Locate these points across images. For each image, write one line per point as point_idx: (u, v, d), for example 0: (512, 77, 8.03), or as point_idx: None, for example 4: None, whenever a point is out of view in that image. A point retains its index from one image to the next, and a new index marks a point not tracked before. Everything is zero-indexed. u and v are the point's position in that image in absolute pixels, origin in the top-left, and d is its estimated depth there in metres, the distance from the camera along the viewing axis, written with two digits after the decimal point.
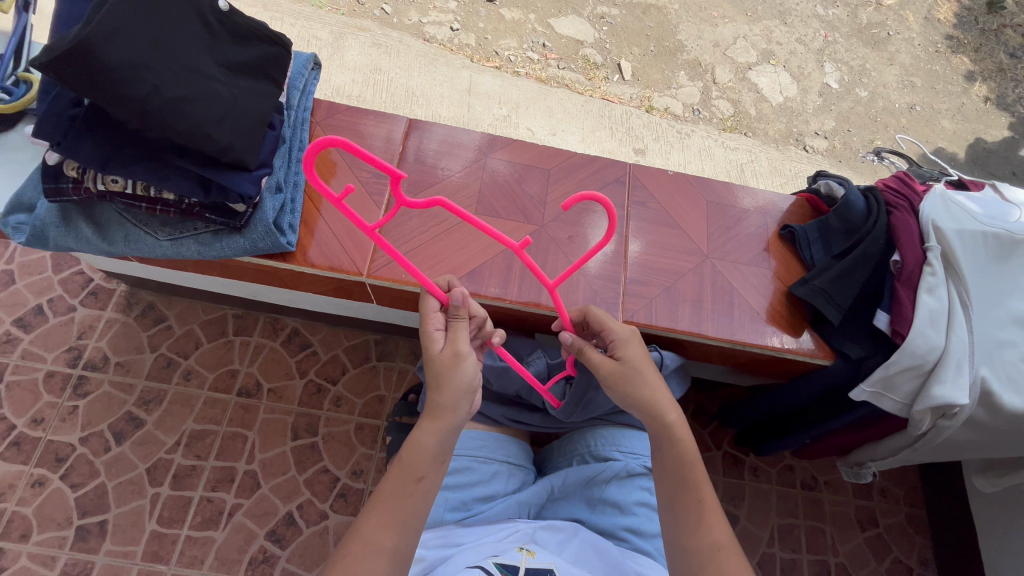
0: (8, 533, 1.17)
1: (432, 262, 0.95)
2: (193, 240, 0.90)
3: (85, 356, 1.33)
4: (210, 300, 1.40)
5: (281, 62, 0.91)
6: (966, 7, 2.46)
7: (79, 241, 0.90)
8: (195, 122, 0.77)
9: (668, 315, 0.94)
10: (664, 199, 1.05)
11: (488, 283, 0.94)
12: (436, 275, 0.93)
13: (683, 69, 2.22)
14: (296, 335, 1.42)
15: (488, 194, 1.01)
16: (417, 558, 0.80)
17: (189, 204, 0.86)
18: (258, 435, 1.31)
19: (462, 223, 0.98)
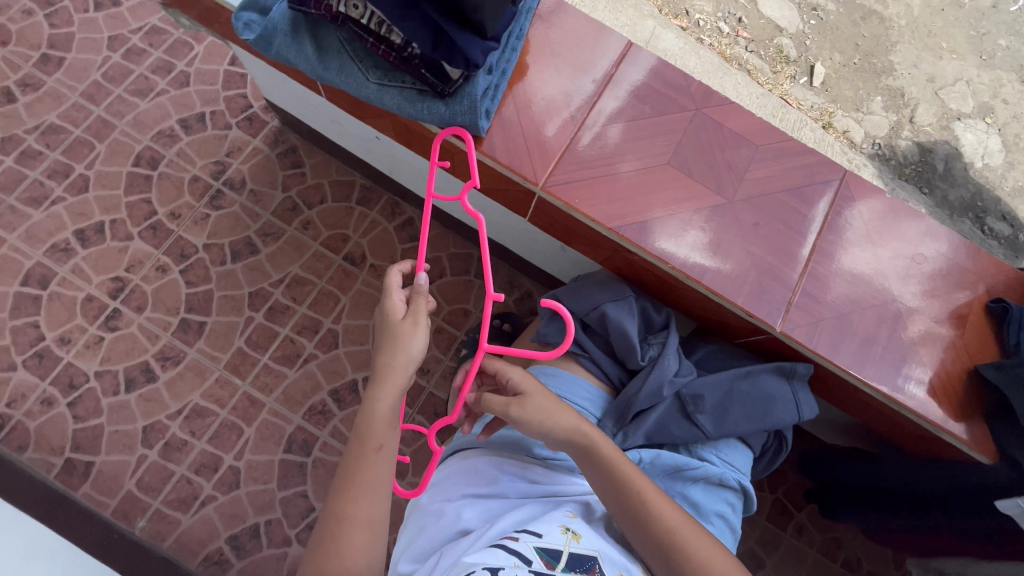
0: (127, 301, 1.30)
1: (608, 196, 0.86)
2: (398, 93, 0.88)
3: (227, 174, 1.41)
4: (347, 163, 1.43)
5: None
6: None
7: (298, 57, 0.90)
8: None
9: (830, 345, 0.85)
10: (867, 222, 0.93)
11: (658, 239, 0.85)
12: (609, 212, 0.86)
13: (882, 94, 1.95)
14: (410, 225, 1.44)
15: (686, 150, 0.91)
16: (492, 478, 0.84)
17: (410, 53, 0.83)
18: (350, 301, 1.36)
19: (649, 168, 0.90)
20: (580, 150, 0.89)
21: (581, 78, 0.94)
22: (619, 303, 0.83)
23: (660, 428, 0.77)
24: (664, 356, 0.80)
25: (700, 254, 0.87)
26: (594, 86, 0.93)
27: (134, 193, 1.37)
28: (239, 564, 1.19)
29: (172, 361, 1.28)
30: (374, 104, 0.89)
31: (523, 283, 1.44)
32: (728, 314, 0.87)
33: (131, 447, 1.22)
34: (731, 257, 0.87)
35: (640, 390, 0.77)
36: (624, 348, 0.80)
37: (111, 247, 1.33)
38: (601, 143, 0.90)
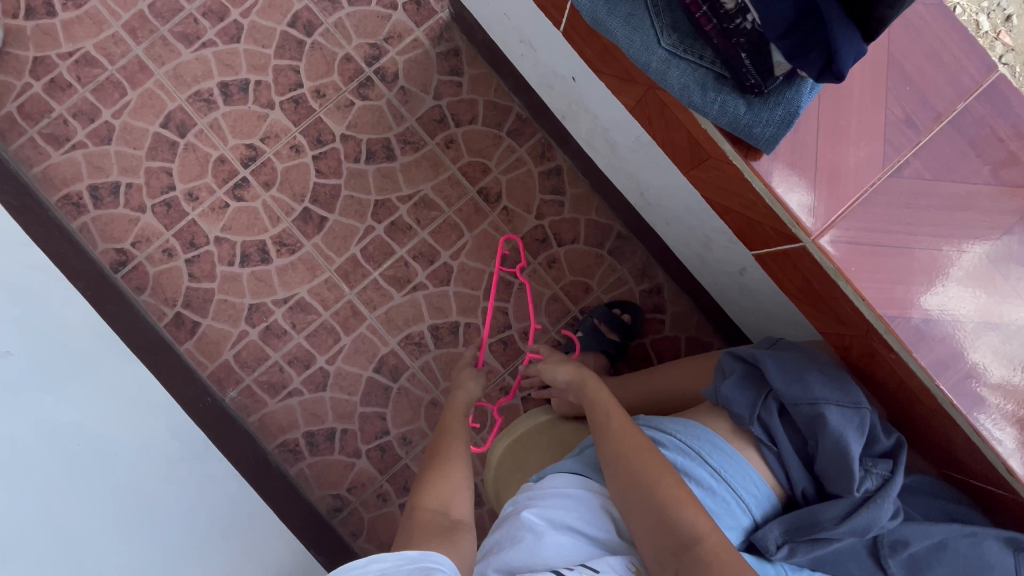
0: (256, 174, 1.24)
1: (890, 271, 0.64)
2: (689, 70, 0.61)
3: (381, 62, 1.27)
4: (511, 86, 1.26)
5: None
6: None
7: None
8: None
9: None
10: None
11: (938, 343, 0.64)
12: (880, 290, 0.64)
13: None
14: (556, 175, 1.28)
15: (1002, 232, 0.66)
16: (574, 492, 0.78)
17: (740, 23, 0.58)
18: (473, 240, 1.26)
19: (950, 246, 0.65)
20: (869, 199, 0.64)
21: (916, 93, 0.65)
22: (846, 411, 0.66)
23: (836, 555, 0.63)
24: (887, 492, 0.63)
25: (974, 377, 0.64)
26: (920, 101, 0.65)
27: (284, 57, 1.26)
28: (311, 459, 1.23)
29: (288, 248, 1.24)
30: (647, 74, 0.63)
31: (655, 275, 1.29)
32: (975, 461, 0.66)
33: (235, 320, 1.23)
34: (1021, 393, 0.64)
35: (840, 521, 0.62)
36: (842, 470, 0.64)
37: (251, 110, 1.25)
38: (909, 194, 0.65)
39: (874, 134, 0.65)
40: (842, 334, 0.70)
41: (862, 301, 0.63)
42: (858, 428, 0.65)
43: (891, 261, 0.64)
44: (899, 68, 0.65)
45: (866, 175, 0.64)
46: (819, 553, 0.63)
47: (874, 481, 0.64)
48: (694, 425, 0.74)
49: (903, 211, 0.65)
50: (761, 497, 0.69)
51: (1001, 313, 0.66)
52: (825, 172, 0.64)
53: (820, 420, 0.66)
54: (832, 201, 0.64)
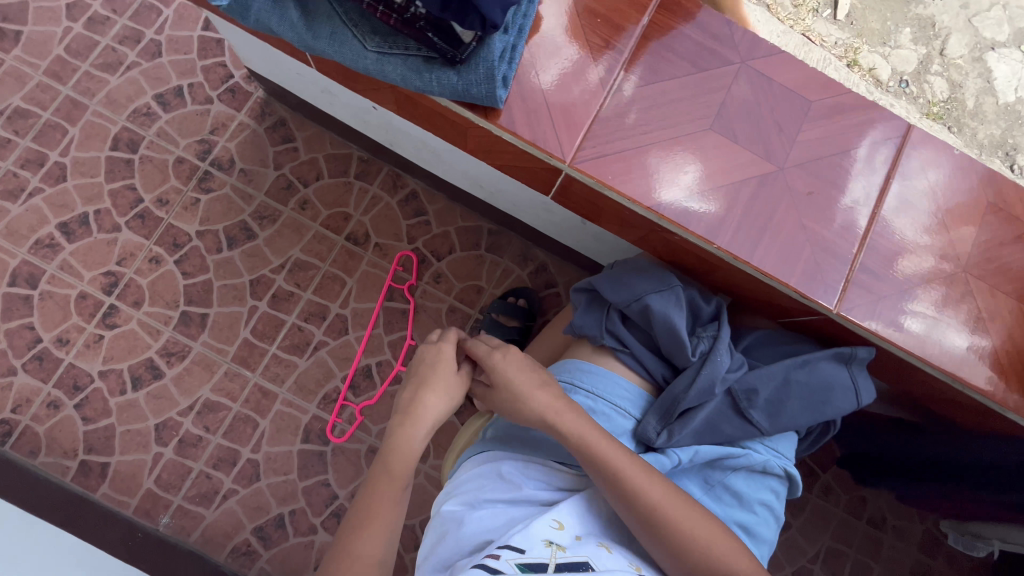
0: (123, 297, 1.23)
1: (647, 170, 0.72)
2: (402, 62, 0.69)
3: (213, 153, 1.31)
4: (342, 134, 1.33)
5: None
6: None
7: (279, 25, 0.70)
8: None
9: (909, 319, 0.72)
10: (939, 179, 0.77)
11: (704, 217, 0.72)
12: (643, 190, 0.71)
13: (910, 25, 1.94)
14: (414, 199, 1.35)
15: (730, 107, 0.75)
16: (501, 475, 0.79)
17: (415, 13, 0.65)
18: (356, 284, 1.29)
19: (690, 134, 0.73)
20: (601, 118, 0.73)
21: (611, 26, 0.76)
22: (667, 295, 0.76)
23: (706, 425, 0.72)
24: (719, 350, 0.73)
25: (745, 231, 0.72)
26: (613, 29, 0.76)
27: (116, 179, 1.27)
28: (268, 553, 1.18)
29: (177, 356, 1.23)
30: (372, 77, 0.70)
31: (536, 255, 1.36)
32: (782, 298, 0.74)
33: (146, 446, 1.19)
34: (792, 231, 0.73)
35: (692, 386, 0.72)
36: (677, 343, 0.74)
37: (98, 239, 1.25)
38: (639, 103, 0.74)
39: (587, 69, 0.74)
40: (642, 236, 0.77)
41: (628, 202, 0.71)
42: (679, 306, 0.76)
43: (643, 166, 0.72)
44: (589, 11, 0.76)
45: (597, 104, 0.73)
46: (694, 428, 0.71)
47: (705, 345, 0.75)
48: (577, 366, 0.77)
49: (636, 118, 0.74)
50: (635, 399, 0.76)
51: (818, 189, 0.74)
52: (559, 107, 0.72)
53: (648, 309, 0.75)
54: (577, 133, 0.72)
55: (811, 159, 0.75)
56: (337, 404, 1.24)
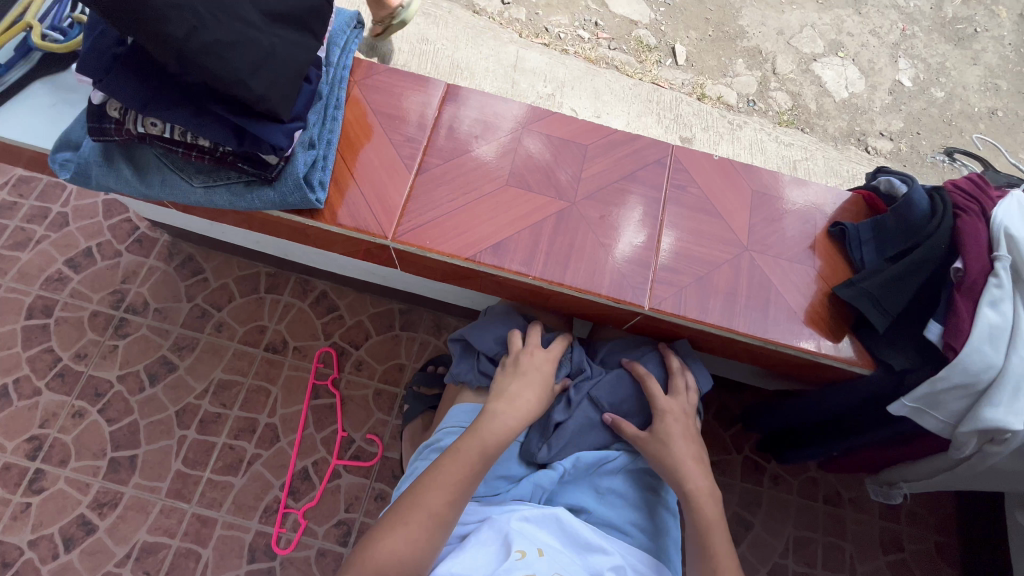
0: (48, 458, 1.24)
1: (463, 228, 0.85)
2: (226, 190, 0.81)
3: (127, 300, 1.39)
4: (245, 256, 1.44)
5: (325, 15, 0.77)
6: None
7: (119, 183, 0.82)
8: (232, 68, 0.67)
9: (709, 300, 0.85)
10: (705, 183, 0.95)
11: (515, 255, 0.85)
12: (462, 245, 0.83)
13: (742, 56, 2.23)
14: (324, 298, 1.44)
15: (520, 166, 0.92)
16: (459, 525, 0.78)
17: (223, 151, 0.77)
18: (281, 390, 1.34)
19: (492, 192, 0.89)
20: (416, 194, 0.87)
21: (412, 123, 0.92)
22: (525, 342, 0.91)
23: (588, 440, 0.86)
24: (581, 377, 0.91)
25: (555, 259, 0.86)
26: (415, 126, 0.92)
27: (34, 346, 1.33)
28: None
29: (109, 505, 1.22)
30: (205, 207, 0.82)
31: (449, 322, 1.45)
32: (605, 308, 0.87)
33: None
34: (594, 250, 0.87)
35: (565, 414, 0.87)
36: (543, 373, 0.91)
37: (19, 407, 1.28)
38: (446, 177, 0.89)
39: (396, 159, 0.89)
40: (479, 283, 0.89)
41: (449, 257, 0.83)
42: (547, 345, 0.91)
43: (459, 225, 0.86)
44: (395, 116, 0.92)
45: (411, 184, 0.87)
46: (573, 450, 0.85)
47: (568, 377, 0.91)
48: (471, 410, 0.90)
49: (442, 189, 0.88)
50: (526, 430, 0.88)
51: (608, 213, 0.90)
52: (374, 194, 0.85)
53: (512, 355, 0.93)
54: (398, 212, 0.85)
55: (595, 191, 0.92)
56: (279, 514, 1.24)
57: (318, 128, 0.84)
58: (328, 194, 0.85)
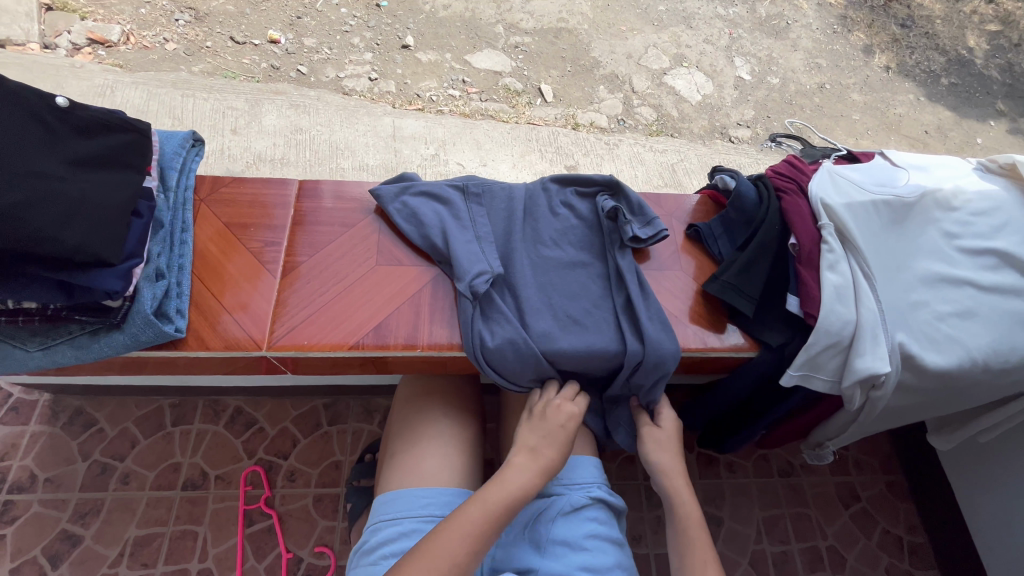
0: None
1: (341, 319, 0.86)
2: (68, 345, 0.76)
3: (10, 479, 1.22)
4: (143, 392, 1.32)
5: (143, 148, 0.80)
6: (841, 3, 2.87)
7: None
8: (37, 228, 0.65)
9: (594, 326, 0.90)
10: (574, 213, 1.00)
11: (397, 332, 0.86)
12: (345, 338, 0.84)
13: (602, 83, 2.43)
14: (240, 414, 1.34)
15: (389, 243, 0.95)
16: None
17: (54, 308, 0.73)
18: (209, 528, 1.22)
19: (367, 276, 0.90)
20: (288, 302, 0.86)
21: (274, 228, 0.93)
22: (459, 192, 0.97)
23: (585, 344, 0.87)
24: (482, 244, 0.92)
25: (440, 323, 0.88)
26: (278, 231, 0.93)
27: None
28: None
29: None
30: (48, 369, 0.77)
31: (379, 403, 1.40)
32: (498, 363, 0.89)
33: None
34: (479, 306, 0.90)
35: None
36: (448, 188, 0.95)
37: None
38: (318, 277, 0.89)
39: (258, 266, 0.89)
40: (375, 367, 0.90)
41: (333, 350, 0.83)
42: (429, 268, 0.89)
43: (337, 316, 0.86)
44: (258, 227, 0.93)
45: (284, 292, 0.87)
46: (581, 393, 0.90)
47: (484, 242, 0.92)
48: (388, 498, 0.88)
49: (312, 285, 0.89)
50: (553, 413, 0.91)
51: None
52: (242, 313, 0.84)
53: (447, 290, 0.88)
54: (276, 320, 0.85)
55: (492, 228, 0.95)
56: None
57: (166, 256, 0.82)
58: (190, 318, 0.83)
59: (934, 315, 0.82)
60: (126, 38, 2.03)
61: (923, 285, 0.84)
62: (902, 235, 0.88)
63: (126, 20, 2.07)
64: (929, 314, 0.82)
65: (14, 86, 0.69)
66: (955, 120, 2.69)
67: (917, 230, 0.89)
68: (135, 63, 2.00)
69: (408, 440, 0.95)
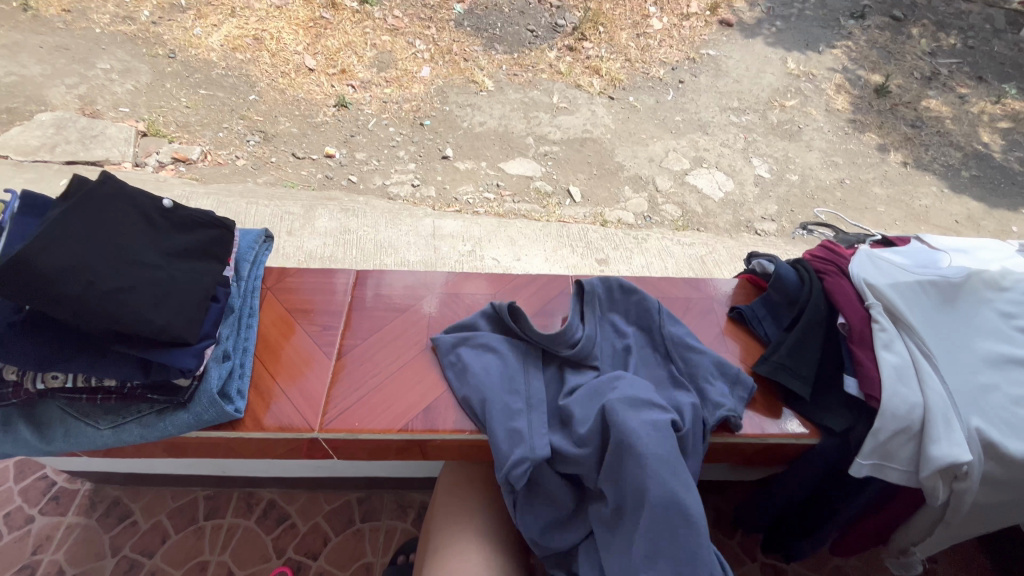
0: None
1: (387, 403, 0.89)
2: (136, 424, 0.81)
3: (38, 574, 1.19)
4: (180, 483, 1.31)
5: (226, 241, 0.89)
6: (848, 109, 3.07)
7: (16, 445, 0.80)
8: (132, 310, 0.72)
9: None
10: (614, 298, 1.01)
11: (445, 415, 0.88)
12: (391, 421, 0.86)
13: (627, 184, 2.59)
14: (273, 508, 1.30)
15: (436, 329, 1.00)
16: None
17: (131, 386, 0.78)
18: None
19: (415, 359, 0.95)
20: (339, 385, 0.91)
21: (333, 313, 1.00)
22: None
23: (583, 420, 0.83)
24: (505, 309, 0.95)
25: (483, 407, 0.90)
26: (334, 315, 1.00)
27: None
28: None
29: None
30: (115, 446, 0.81)
31: (414, 497, 1.34)
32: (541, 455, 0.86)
33: None
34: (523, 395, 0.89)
35: None
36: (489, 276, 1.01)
37: None
38: (368, 362, 0.94)
39: (315, 349, 0.95)
40: (419, 453, 0.90)
41: (381, 432, 0.85)
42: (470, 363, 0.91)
43: (387, 398, 0.90)
44: (315, 314, 1.00)
45: (338, 374, 0.92)
46: None
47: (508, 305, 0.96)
48: None
49: (364, 367, 0.93)
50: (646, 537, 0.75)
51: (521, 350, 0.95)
52: (299, 395, 0.88)
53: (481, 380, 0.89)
54: (329, 402, 0.88)
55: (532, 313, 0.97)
56: None
57: (232, 339, 0.88)
58: (249, 400, 0.87)
59: (1009, 399, 0.78)
60: (204, 157, 2.33)
61: (989, 366, 0.81)
62: (955, 315, 0.87)
63: (206, 142, 2.39)
64: (1003, 397, 0.78)
65: (130, 190, 0.80)
66: (985, 210, 2.71)
67: (972, 310, 0.87)
68: (210, 177, 2.26)
69: (449, 534, 0.90)
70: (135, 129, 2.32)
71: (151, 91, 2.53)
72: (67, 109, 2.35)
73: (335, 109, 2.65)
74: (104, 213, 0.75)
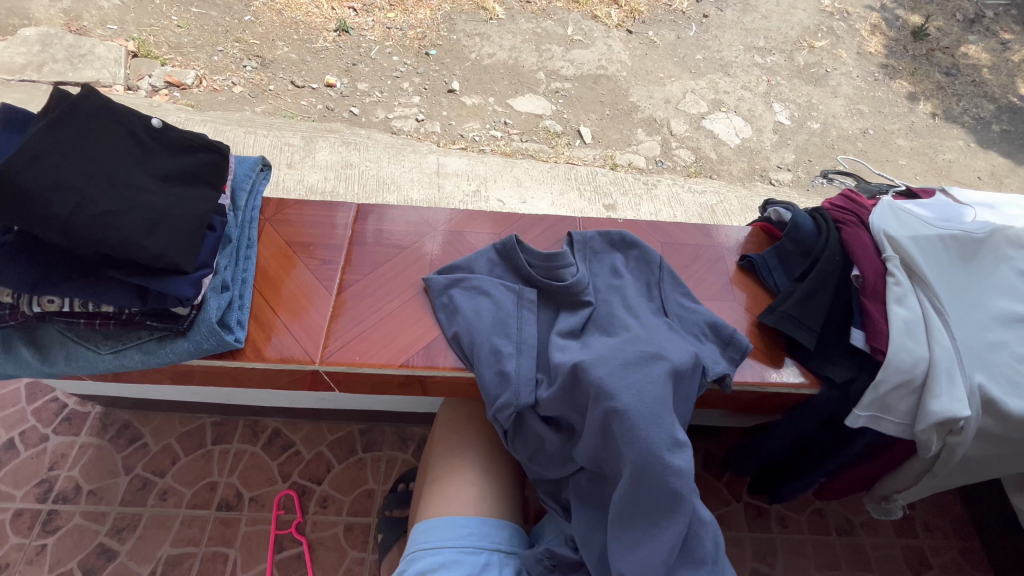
0: None
1: (388, 340, 0.89)
2: (137, 350, 0.81)
3: (56, 488, 1.25)
4: (187, 410, 1.35)
5: (222, 168, 0.85)
6: (881, 52, 2.88)
7: (19, 367, 0.81)
8: (122, 234, 0.70)
9: None
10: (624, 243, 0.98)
11: (446, 353, 0.88)
12: (392, 357, 0.87)
13: (640, 126, 2.48)
14: (277, 436, 1.35)
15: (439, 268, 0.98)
16: None
17: (128, 313, 0.77)
18: (240, 551, 1.21)
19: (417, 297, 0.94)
20: (341, 320, 0.90)
21: (333, 248, 0.98)
22: None
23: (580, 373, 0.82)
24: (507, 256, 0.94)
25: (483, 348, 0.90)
26: (334, 249, 0.98)
27: None
28: None
29: None
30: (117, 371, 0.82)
31: (414, 431, 1.38)
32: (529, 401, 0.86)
33: None
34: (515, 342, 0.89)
35: None
36: None
37: None
38: (370, 298, 0.93)
39: (316, 282, 0.94)
40: (420, 388, 0.92)
41: (382, 367, 0.86)
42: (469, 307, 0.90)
43: (388, 334, 0.90)
44: (316, 248, 0.98)
45: (340, 309, 0.91)
46: None
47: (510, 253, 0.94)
48: (424, 527, 0.85)
49: (366, 303, 0.92)
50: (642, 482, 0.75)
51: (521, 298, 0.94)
52: (300, 328, 0.88)
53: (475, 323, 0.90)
54: (330, 336, 0.88)
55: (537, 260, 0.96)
56: None
57: (231, 270, 0.87)
58: (250, 331, 0.87)
59: (1015, 358, 0.77)
60: (198, 82, 2.22)
61: (1000, 325, 0.79)
62: (973, 272, 0.84)
63: (200, 66, 2.27)
64: (1010, 356, 0.77)
65: (118, 107, 0.76)
66: (1011, 166, 2.61)
67: (990, 268, 0.85)
68: (205, 103, 2.17)
69: (447, 467, 0.94)
70: (125, 49, 2.19)
71: (139, 7, 2.37)
72: (51, 25, 2.21)
73: (335, 33, 2.49)
74: (91, 130, 0.72)
